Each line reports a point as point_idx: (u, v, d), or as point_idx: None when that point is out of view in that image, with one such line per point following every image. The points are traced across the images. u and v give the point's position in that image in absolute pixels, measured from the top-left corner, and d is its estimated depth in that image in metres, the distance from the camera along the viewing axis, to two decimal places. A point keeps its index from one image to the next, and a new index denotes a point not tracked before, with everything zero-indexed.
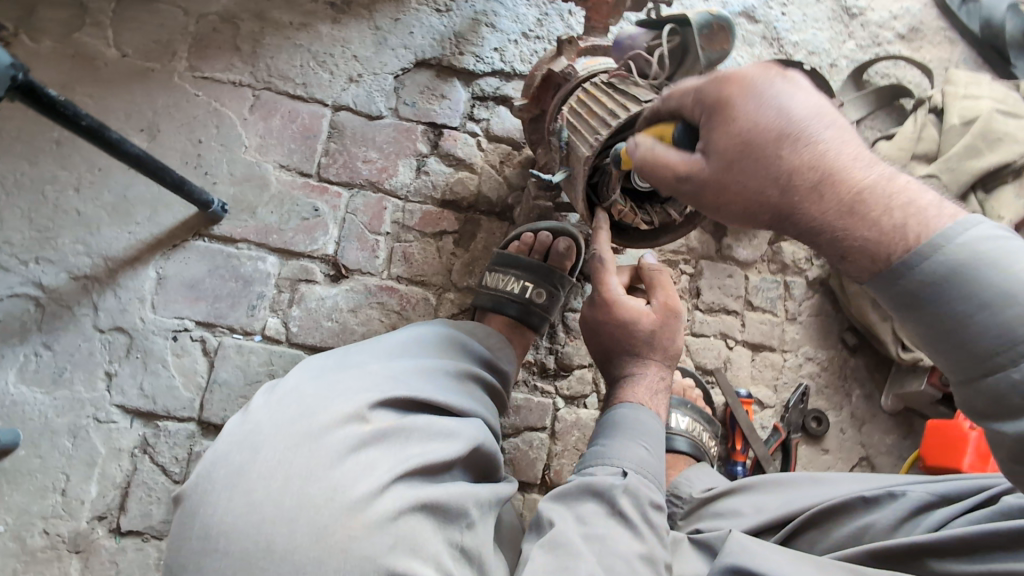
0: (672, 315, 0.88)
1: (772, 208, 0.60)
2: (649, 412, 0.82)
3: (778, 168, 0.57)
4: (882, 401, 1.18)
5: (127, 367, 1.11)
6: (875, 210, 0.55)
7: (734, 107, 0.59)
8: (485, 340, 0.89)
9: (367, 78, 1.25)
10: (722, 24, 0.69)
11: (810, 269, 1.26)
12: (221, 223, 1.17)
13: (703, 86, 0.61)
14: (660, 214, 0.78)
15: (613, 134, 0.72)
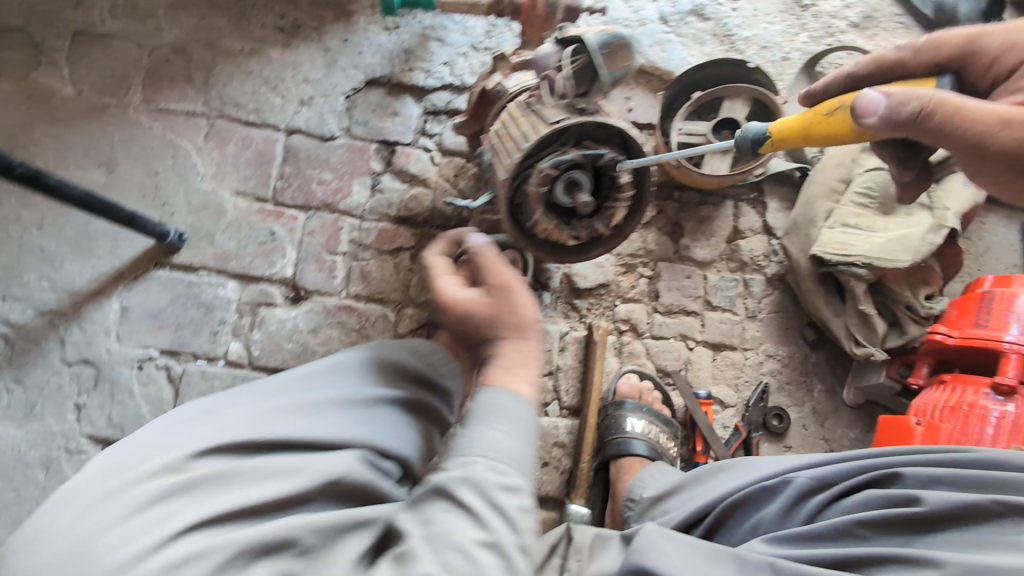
0: (511, 287, 0.76)
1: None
2: (508, 390, 0.70)
3: None
4: (844, 395, 1.18)
5: (95, 398, 1.14)
6: None
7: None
8: (429, 355, 0.90)
9: (318, 100, 1.26)
10: (622, 43, 0.71)
11: (768, 266, 1.25)
12: (180, 252, 1.19)
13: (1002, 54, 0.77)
14: (586, 229, 0.79)
15: (528, 156, 0.73)
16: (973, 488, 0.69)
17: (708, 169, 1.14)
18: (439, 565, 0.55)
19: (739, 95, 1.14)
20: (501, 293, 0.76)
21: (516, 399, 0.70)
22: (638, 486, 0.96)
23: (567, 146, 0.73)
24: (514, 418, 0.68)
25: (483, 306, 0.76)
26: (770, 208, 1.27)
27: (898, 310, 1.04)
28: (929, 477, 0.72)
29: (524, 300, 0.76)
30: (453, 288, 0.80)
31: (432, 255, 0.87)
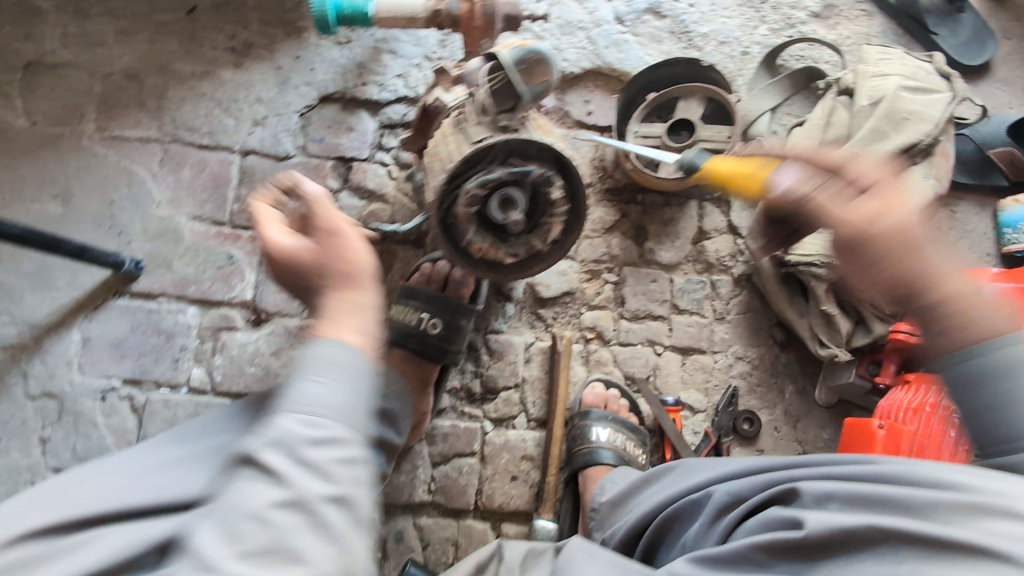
0: (344, 238, 0.68)
1: (900, 294, 0.66)
2: (333, 336, 0.61)
3: (935, 269, 0.63)
4: (816, 395, 1.16)
5: (59, 431, 1.13)
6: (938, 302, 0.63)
7: (895, 196, 0.65)
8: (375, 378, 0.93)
9: (272, 119, 1.25)
10: (539, 57, 0.70)
11: (734, 266, 1.23)
12: (139, 280, 1.19)
13: (877, 172, 0.67)
14: (523, 246, 0.77)
15: (455, 176, 0.72)
16: (872, 508, 0.56)
17: None
18: (227, 539, 0.51)
19: (694, 95, 1.12)
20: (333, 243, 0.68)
21: (344, 345, 0.61)
22: (600, 492, 0.95)
23: (494, 164, 0.72)
24: (337, 363, 0.59)
25: (312, 260, 0.67)
26: (735, 207, 1.24)
27: (863, 308, 1.01)
28: (825, 492, 0.61)
29: (357, 248, 0.68)
30: (278, 238, 0.70)
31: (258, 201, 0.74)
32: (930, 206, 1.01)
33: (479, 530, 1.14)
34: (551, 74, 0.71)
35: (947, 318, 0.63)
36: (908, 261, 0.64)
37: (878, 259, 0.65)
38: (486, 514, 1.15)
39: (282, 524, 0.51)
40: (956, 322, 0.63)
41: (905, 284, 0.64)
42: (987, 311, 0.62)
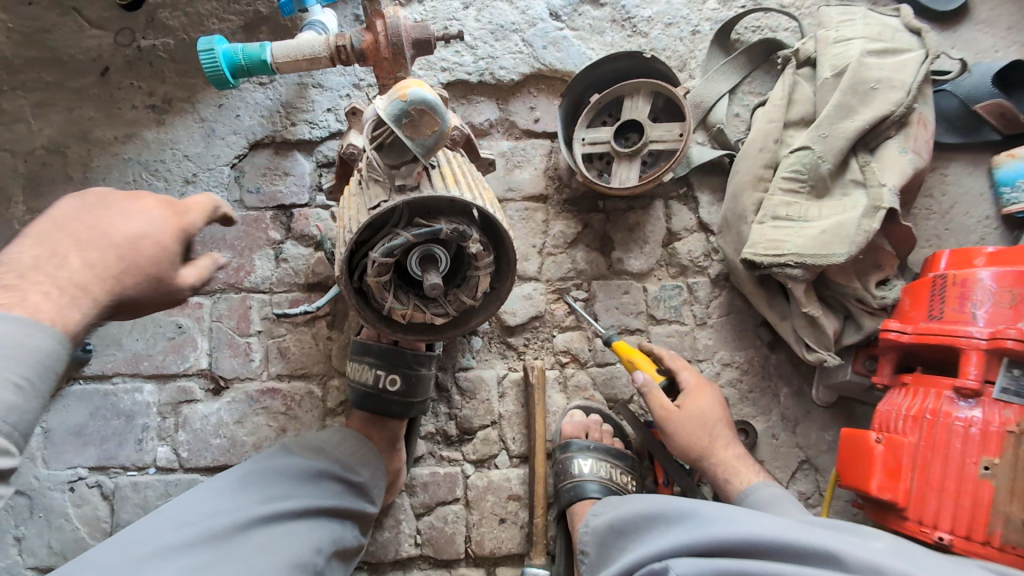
0: (182, 289, 0.74)
1: (696, 455, 0.97)
2: (45, 329, 0.64)
3: (718, 444, 0.97)
4: (814, 395, 1.07)
5: (33, 528, 1.10)
6: (721, 465, 0.96)
7: (704, 397, 1.00)
8: (339, 447, 0.98)
9: (203, 176, 1.19)
10: (424, 107, 0.59)
11: (710, 266, 1.14)
12: (89, 362, 1.14)
13: (690, 377, 1.02)
14: (453, 303, 0.69)
15: (360, 244, 0.65)
16: None
17: (615, 181, 1.02)
18: None
19: (640, 92, 1.03)
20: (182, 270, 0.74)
21: (50, 342, 0.65)
22: (594, 515, 0.92)
23: (398, 227, 0.64)
24: (23, 364, 0.63)
25: (176, 258, 0.72)
26: (703, 202, 1.15)
27: (849, 304, 0.92)
28: None
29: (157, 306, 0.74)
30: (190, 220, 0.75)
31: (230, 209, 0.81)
32: (910, 182, 0.91)
33: None
34: (441, 121, 0.61)
35: (732, 485, 0.94)
36: (705, 440, 0.96)
37: (687, 437, 0.97)
38: (478, 560, 1.09)
39: None
40: (728, 485, 0.94)
41: (700, 456, 0.97)
42: (756, 481, 0.93)
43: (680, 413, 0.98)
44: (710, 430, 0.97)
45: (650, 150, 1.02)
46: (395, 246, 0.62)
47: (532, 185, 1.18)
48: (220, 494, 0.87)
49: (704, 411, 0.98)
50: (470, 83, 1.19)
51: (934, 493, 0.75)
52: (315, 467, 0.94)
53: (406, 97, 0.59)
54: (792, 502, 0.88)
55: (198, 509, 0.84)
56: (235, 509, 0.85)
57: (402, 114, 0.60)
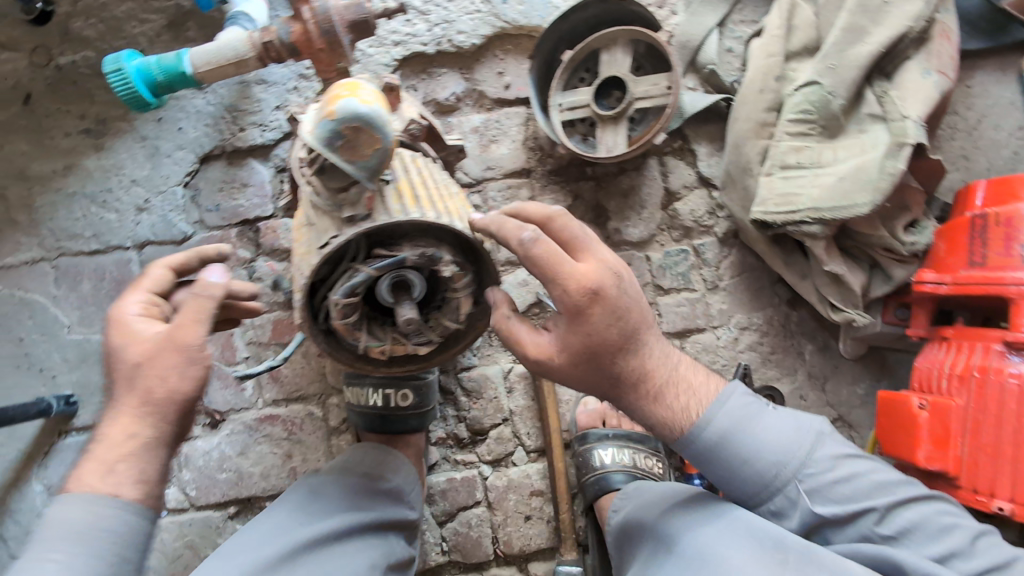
0: (179, 339, 0.62)
1: (597, 392, 0.63)
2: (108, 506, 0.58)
3: (627, 372, 0.61)
4: (841, 349, 0.99)
5: None
6: (637, 395, 0.62)
7: (593, 320, 0.58)
8: (373, 466, 0.83)
9: (155, 201, 1.09)
10: (356, 124, 0.48)
11: (716, 224, 1.03)
12: (79, 414, 1.09)
13: (567, 288, 0.57)
14: (435, 330, 0.62)
15: (318, 284, 0.57)
16: None
17: (603, 150, 0.90)
18: None
19: (617, 42, 0.90)
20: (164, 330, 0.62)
21: (127, 519, 0.59)
22: (615, 513, 0.86)
23: (358, 261, 0.55)
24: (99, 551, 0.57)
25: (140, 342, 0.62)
26: (701, 154, 1.03)
27: (875, 253, 0.83)
28: None
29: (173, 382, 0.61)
30: (131, 308, 0.65)
31: (170, 264, 0.68)
32: (936, 108, 0.79)
33: None
34: (381, 135, 0.49)
35: (667, 437, 0.63)
36: (611, 383, 0.62)
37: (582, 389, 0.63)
38: (510, 559, 1.07)
39: None
40: (657, 433, 0.64)
41: (611, 399, 0.64)
42: (706, 405, 0.62)
43: (562, 364, 0.61)
44: (613, 365, 0.60)
45: (636, 109, 0.89)
46: (358, 284, 0.54)
47: (512, 161, 1.07)
48: (264, 521, 0.75)
49: (595, 346, 0.59)
50: (428, 55, 1.06)
51: (989, 459, 0.68)
52: (346, 481, 0.80)
53: (333, 116, 0.48)
54: (754, 414, 0.62)
55: (241, 542, 0.71)
56: (279, 535, 0.72)
57: (333, 133, 0.49)
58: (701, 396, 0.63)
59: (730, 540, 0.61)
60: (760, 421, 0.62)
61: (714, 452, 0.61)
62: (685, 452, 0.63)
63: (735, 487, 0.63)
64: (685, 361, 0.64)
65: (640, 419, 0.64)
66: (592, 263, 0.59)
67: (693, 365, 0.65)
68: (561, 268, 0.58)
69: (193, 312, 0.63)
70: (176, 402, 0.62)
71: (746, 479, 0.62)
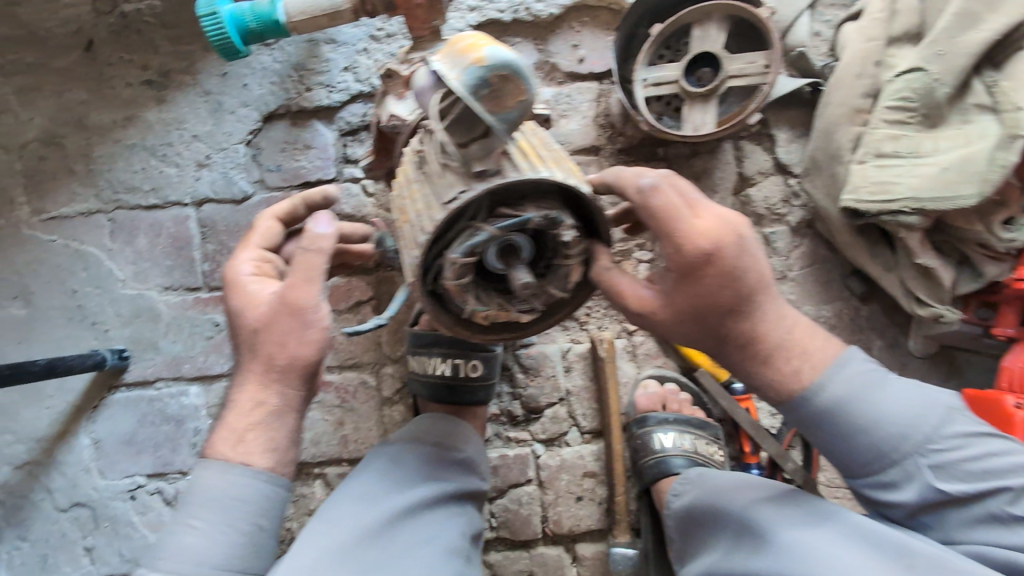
0: (291, 303, 0.64)
1: (701, 348, 0.63)
2: (248, 473, 0.62)
3: (737, 331, 0.60)
4: (912, 346, 0.98)
5: (102, 538, 1.09)
6: (743, 355, 0.61)
7: (707, 281, 0.57)
8: (445, 437, 0.82)
9: (216, 157, 1.07)
10: (507, 72, 0.45)
11: (790, 213, 1.01)
12: (129, 369, 1.07)
13: (684, 247, 0.56)
14: (538, 297, 0.60)
15: (437, 243, 0.54)
16: None
17: (689, 128, 0.88)
18: None
19: (711, 18, 0.87)
20: (281, 296, 0.64)
21: (264, 489, 0.63)
22: (676, 496, 0.87)
23: (478, 220, 0.53)
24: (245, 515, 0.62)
25: (258, 304, 0.66)
26: (780, 140, 1.01)
27: (969, 249, 0.81)
28: None
29: (290, 344, 0.64)
30: (247, 268, 0.69)
31: (276, 215, 0.74)
32: None
33: (553, 556, 1.07)
34: (526, 88, 0.47)
35: (771, 401, 0.62)
36: (714, 343, 0.61)
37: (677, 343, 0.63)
38: (557, 538, 1.07)
39: None
40: (758, 394, 0.63)
41: (714, 355, 0.63)
42: (822, 370, 0.59)
43: (662, 319, 0.61)
44: (723, 324, 0.59)
45: (728, 88, 0.87)
46: (479, 243, 0.53)
47: (582, 137, 1.04)
48: (355, 487, 0.73)
49: (704, 305, 0.58)
50: (503, 23, 1.03)
51: None
52: (419, 449, 0.79)
53: (484, 63, 0.45)
54: (872, 383, 0.59)
55: (341, 508, 0.70)
56: (377, 503, 0.71)
57: (479, 81, 0.46)
58: (816, 361, 0.60)
59: (842, 541, 0.61)
60: (881, 391, 0.59)
61: (827, 420, 0.59)
62: (789, 416, 0.62)
63: (846, 456, 0.60)
64: (800, 322, 0.61)
65: (746, 382, 0.62)
66: (710, 220, 0.57)
67: (810, 329, 0.61)
68: (678, 227, 0.57)
69: (305, 273, 0.64)
70: (302, 365, 0.65)
71: (858, 449, 0.59)
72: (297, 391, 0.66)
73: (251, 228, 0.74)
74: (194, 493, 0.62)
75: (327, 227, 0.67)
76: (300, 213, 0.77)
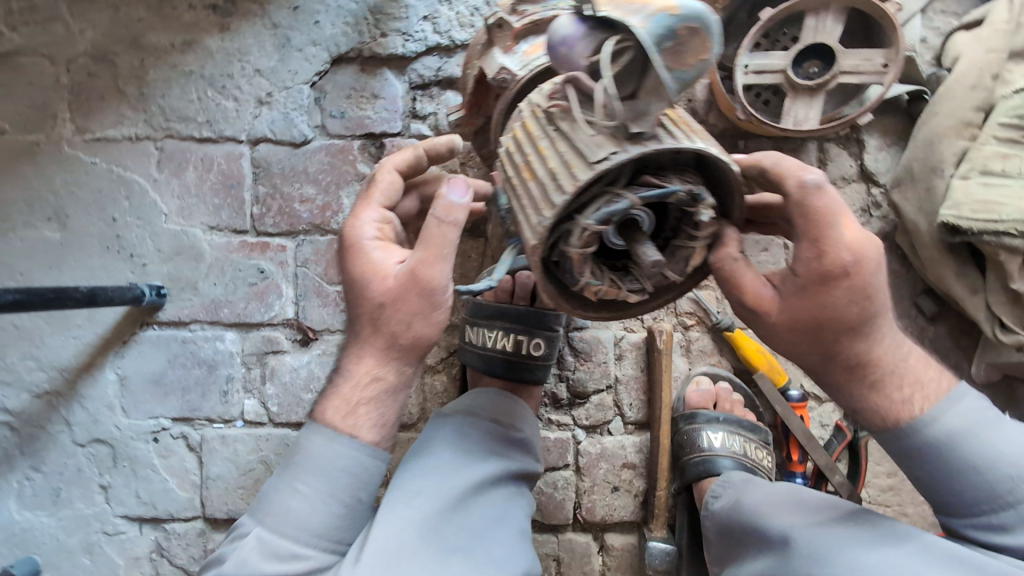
0: (420, 279, 0.62)
1: (804, 362, 0.62)
2: (352, 445, 0.63)
3: (855, 353, 0.58)
4: (973, 372, 0.96)
5: (119, 478, 1.05)
6: (851, 376, 0.60)
7: (841, 295, 0.56)
8: (505, 414, 0.80)
9: (278, 96, 1.01)
10: (696, 25, 0.42)
11: (869, 223, 0.97)
12: (165, 308, 1.03)
13: (827, 257, 0.55)
14: (652, 277, 0.57)
15: (570, 209, 0.51)
16: None
17: (789, 121, 0.84)
18: None
19: (829, 8, 0.82)
20: (409, 267, 0.63)
21: (366, 462, 0.64)
22: (713, 499, 0.88)
23: (618, 186, 0.50)
24: (346, 485, 0.63)
25: (382, 273, 0.65)
26: (869, 146, 0.97)
27: None
28: None
29: (414, 323, 0.64)
30: (369, 231, 0.69)
31: (397, 168, 0.74)
32: None
33: (581, 543, 1.05)
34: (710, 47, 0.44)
35: (869, 423, 0.62)
36: (822, 359, 0.60)
37: (777, 350, 0.62)
38: (587, 525, 1.05)
39: None
40: (854, 413, 0.62)
41: (817, 372, 0.62)
42: (936, 402, 0.60)
43: (774, 322, 0.60)
44: (841, 341, 0.58)
45: (838, 84, 0.83)
46: (619, 211, 0.49)
47: None
48: (425, 458, 0.71)
49: (829, 319, 0.57)
50: None
51: None
52: (479, 424, 0.76)
53: (676, 12, 0.41)
54: (984, 422, 0.59)
55: (416, 480, 0.67)
56: (450, 479, 0.68)
57: (664, 32, 0.42)
58: (928, 392, 0.60)
59: (923, 561, 0.59)
60: (995, 430, 0.59)
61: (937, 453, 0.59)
62: (882, 436, 0.62)
63: (952, 495, 0.60)
64: (915, 355, 0.60)
65: (847, 404, 0.62)
66: (858, 236, 0.56)
67: (924, 359, 0.61)
68: (829, 234, 0.55)
69: (435, 248, 0.62)
70: (422, 342, 0.65)
71: (967, 487, 0.59)
72: (411, 368, 0.67)
73: (371, 181, 0.74)
74: (301, 454, 0.64)
75: (461, 196, 0.63)
76: (422, 164, 0.76)
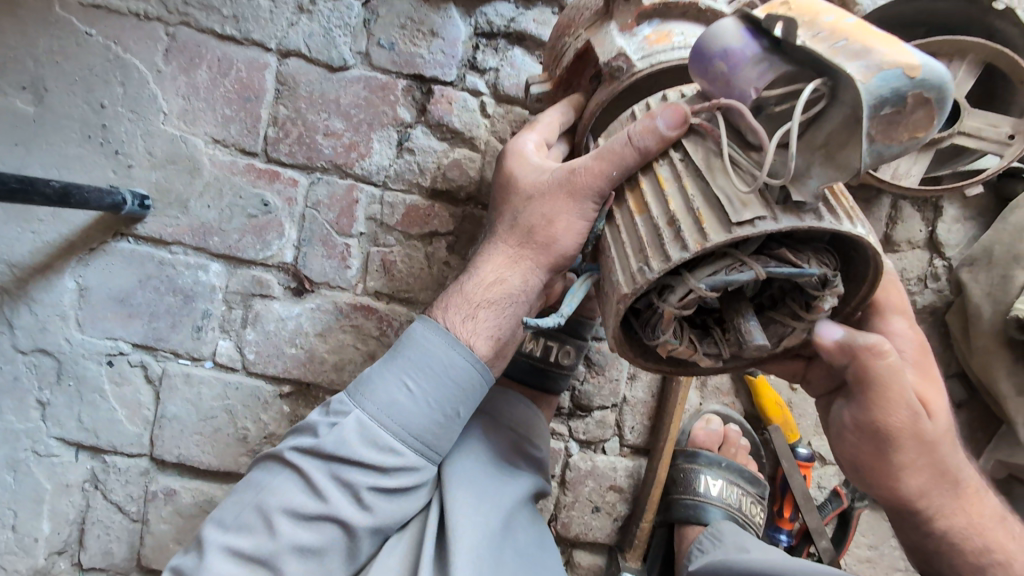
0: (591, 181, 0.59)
1: (926, 477, 0.63)
2: (466, 355, 0.65)
3: (953, 457, 0.64)
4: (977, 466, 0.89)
5: (60, 396, 0.92)
6: (950, 483, 0.64)
7: (938, 391, 0.64)
8: (526, 428, 0.82)
9: (323, 7, 0.88)
10: (928, 96, 0.41)
11: (920, 294, 0.91)
12: (145, 221, 0.90)
13: (909, 345, 0.65)
14: (732, 346, 0.56)
15: (685, 262, 0.50)
16: None
17: (888, 172, 0.77)
18: (234, 560, 0.61)
19: (964, 58, 0.73)
20: (574, 171, 0.60)
21: (473, 378, 0.66)
22: (698, 552, 0.86)
23: (743, 254, 0.49)
24: (449, 393, 0.65)
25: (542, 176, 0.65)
26: (946, 215, 0.91)
27: None
28: None
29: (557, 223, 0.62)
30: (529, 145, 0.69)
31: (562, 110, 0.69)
32: None
33: None
34: (926, 125, 0.43)
35: (964, 544, 0.63)
36: (939, 468, 0.63)
37: (901, 466, 0.62)
38: (558, 540, 0.99)
39: (290, 566, 0.61)
40: (955, 531, 0.64)
41: (931, 487, 0.63)
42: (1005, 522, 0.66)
43: (925, 428, 0.61)
44: (950, 444, 0.63)
45: (951, 144, 0.76)
46: (738, 282, 0.48)
47: None
48: (471, 473, 0.72)
49: (942, 416, 0.63)
50: None
51: None
52: (502, 434, 0.79)
53: (915, 75, 0.40)
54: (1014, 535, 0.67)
55: (480, 498, 0.71)
56: (496, 494, 0.72)
57: (892, 95, 0.41)
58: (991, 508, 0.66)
59: None
60: None
61: None
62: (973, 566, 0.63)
63: None
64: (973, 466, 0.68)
65: (948, 519, 0.64)
66: (902, 330, 0.65)
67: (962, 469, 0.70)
68: (903, 321, 0.66)
69: (607, 156, 0.57)
70: (560, 251, 0.63)
71: None
72: (539, 279, 0.65)
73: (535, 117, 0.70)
74: (411, 352, 0.66)
75: (668, 130, 0.53)
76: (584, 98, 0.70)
